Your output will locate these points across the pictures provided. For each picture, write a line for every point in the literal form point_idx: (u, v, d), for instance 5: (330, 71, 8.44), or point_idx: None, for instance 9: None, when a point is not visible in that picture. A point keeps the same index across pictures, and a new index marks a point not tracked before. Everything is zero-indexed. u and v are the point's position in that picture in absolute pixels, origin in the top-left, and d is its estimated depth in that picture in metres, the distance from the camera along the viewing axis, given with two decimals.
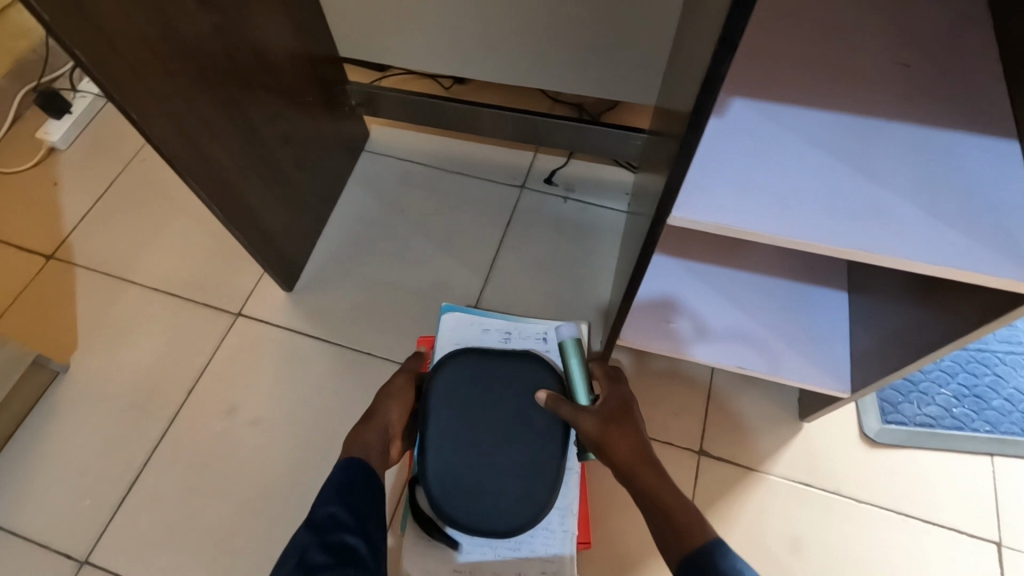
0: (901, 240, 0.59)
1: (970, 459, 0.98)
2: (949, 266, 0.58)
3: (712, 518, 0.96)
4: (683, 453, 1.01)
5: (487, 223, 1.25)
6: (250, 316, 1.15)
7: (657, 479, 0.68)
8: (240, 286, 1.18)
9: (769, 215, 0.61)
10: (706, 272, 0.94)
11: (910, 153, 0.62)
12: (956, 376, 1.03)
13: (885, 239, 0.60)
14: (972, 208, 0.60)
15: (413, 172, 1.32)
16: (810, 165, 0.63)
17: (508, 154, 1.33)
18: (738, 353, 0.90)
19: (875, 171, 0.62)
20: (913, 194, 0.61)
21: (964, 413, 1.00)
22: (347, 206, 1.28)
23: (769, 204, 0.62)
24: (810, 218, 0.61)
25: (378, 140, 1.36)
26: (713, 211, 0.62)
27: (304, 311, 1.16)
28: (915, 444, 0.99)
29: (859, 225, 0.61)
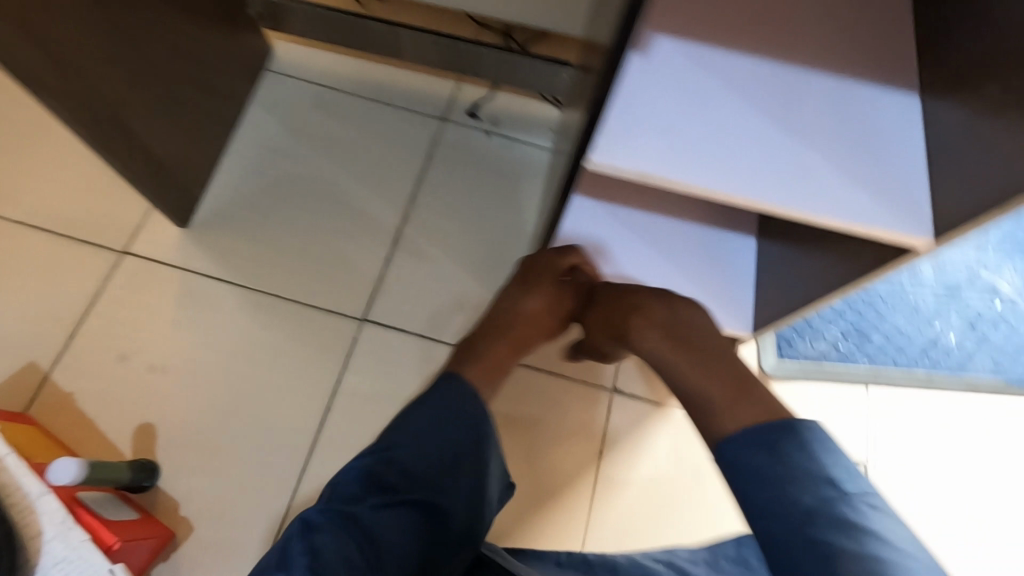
0: (823, 205, 0.59)
1: (851, 388, 1.06)
2: (848, 220, 0.58)
3: (620, 452, 1.01)
4: (597, 392, 1.03)
5: (404, 156, 1.17)
6: (139, 253, 1.02)
7: (650, 346, 0.69)
8: (125, 218, 1.04)
9: (695, 163, 0.58)
10: (621, 196, 0.93)
11: (825, 111, 0.61)
12: (844, 314, 1.11)
13: (803, 196, 0.59)
14: (860, 152, 0.60)
15: (323, 96, 1.19)
16: (736, 121, 0.60)
17: (430, 81, 1.22)
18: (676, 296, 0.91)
19: (795, 127, 0.61)
20: (824, 153, 0.60)
21: (848, 348, 1.09)
22: (248, 130, 1.15)
23: (659, 146, 0.59)
24: (739, 176, 0.59)
25: (283, 59, 1.21)
26: (634, 159, 0.58)
27: (202, 247, 1.05)
28: (806, 377, 1.06)
29: (781, 179, 0.59)
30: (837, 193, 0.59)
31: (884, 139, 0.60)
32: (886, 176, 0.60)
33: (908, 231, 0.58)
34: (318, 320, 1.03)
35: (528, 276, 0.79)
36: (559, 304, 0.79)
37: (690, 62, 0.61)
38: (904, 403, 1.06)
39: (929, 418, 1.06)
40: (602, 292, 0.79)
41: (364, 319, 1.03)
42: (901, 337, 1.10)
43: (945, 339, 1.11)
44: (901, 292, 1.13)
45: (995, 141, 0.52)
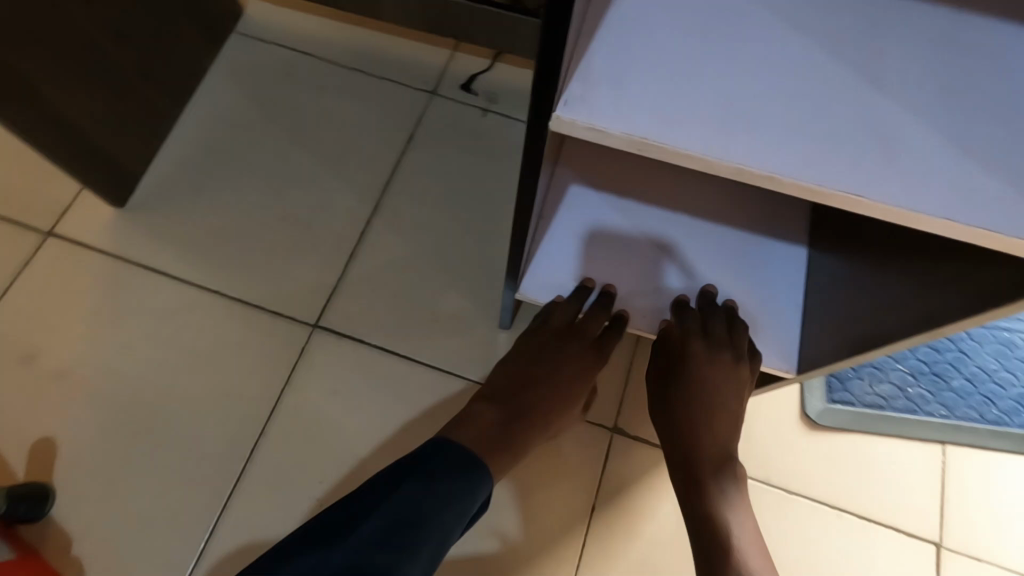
0: (928, 196, 0.36)
1: (921, 446, 0.84)
2: (973, 226, 0.35)
3: (617, 508, 0.81)
4: (592, 431, 0.83)
5: (382, 135, 0.99)
6: (67, 237, 0.89)
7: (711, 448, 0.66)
8: (56, 196, 0.91)
9: (713, 124, 0.37)
10: (626, 188, 0.76)
11: (935, 46, 0.38)
12: (915, 351, 0.88)
13: (897, 179, 0.37)
14: (996, 114, 0.37)
15: (296, 63, 1.03)
16: (797, 58, 0.38)
17: (421, 50, 1.04)
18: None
19: (892, 71, 0.38)
20: (936, 114, 0.37)
21: (919, 394, 0.86)
22: (206, 101, 0.99)
23: (665, 91, 0.37)
24: (791, 143, 0.37)
25: (255, 21, 1.05)
26: (618, 117, 0.37)
27: (137, 233, 0.90)
28: (861, 428, 0.84)
29: (855, 154, 0.37)
30: (954, 177, 0.37)
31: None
32: None
33: None
34: (259, 324, 0.87)
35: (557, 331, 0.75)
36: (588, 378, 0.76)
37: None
38: (994, 471, 0.82)
39: None
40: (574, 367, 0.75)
41: (314, 327, 0.87)
42: (990, 385, 0.86)
43: None
44: (991, 326, 0.89)
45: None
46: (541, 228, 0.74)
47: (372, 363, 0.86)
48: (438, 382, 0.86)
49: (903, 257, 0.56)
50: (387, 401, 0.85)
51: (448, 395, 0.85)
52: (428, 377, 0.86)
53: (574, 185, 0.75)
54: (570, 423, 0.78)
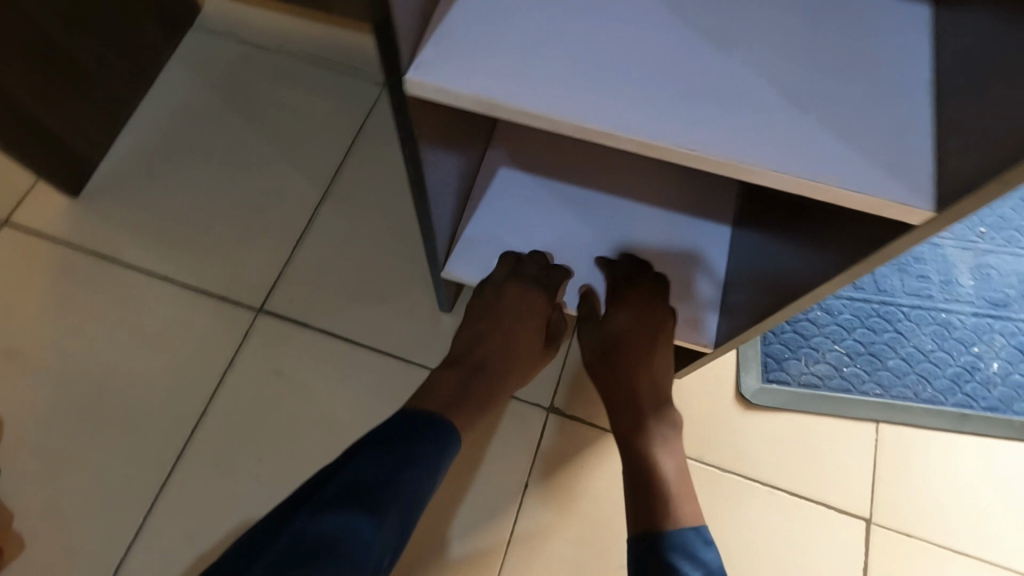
0: (764, 150, 0.37)
1: (854, 425, 0.85)
2: (805, 176, 0.37)
3: (552, 485, 0.82)
4: (530, 411, 0.85)
5: (333, 124, 1.01)
6: (21, 225, 0.91)
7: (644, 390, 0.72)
8: (12, 185, 0.93)
9: (557, 83, 0.38)
10: (551, 171, 0.77)
11: (776, 13, 0.40)
12: (852, 331, 0.89)
13: (734, 135, 0.37)
14: (831, 74, 0.38)
15: (250, 56, 1.05)
16: (641, 25, 0.40)
17: (374, 42, 1.06)
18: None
19: (732, 35, 0.39)
20: (774, 73, 0.38)
21: (854, 374, 0.87)
22: (162, 94, 1.02)
23: (515, 53, 0.39)
24: (633, 100, 0.38)
25: (212, 15, 1.07)
26: (467, 78, 0.38)
27: (90, 220, 0.93)
28: (795, 407, 0.85)
29: (693, 109, 0.38)
30: (790, 132, 0.37)
31: (865, 58, 0.39)
32: (874, 108, 0.38)
33: (901, 195, 0.36)
34: (206, 309, 0.89)
35: (501, 299, 0.73)
36: (539, 324, 0.75)
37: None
38: (924, 448, 0.84)
39: (951, 468, 0.83)
40: (526, 316, 0.74)
41: (260, 310, 0.89)
42: (925, 365, 0.87)
43: (984, 366, 0.87)
44: (928, 307, 0.90)
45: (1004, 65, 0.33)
46: (467, 212, 0.76)
47: (316, 346, 0.88)
48: (380, 364, 0.87)
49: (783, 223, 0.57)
50: (329, 383, 0.86)
51: (389, 376, 0.87)
52: (370, 359, 0.88)
53: (503, 168, 0.77)
54: (537, 366, 0.78)
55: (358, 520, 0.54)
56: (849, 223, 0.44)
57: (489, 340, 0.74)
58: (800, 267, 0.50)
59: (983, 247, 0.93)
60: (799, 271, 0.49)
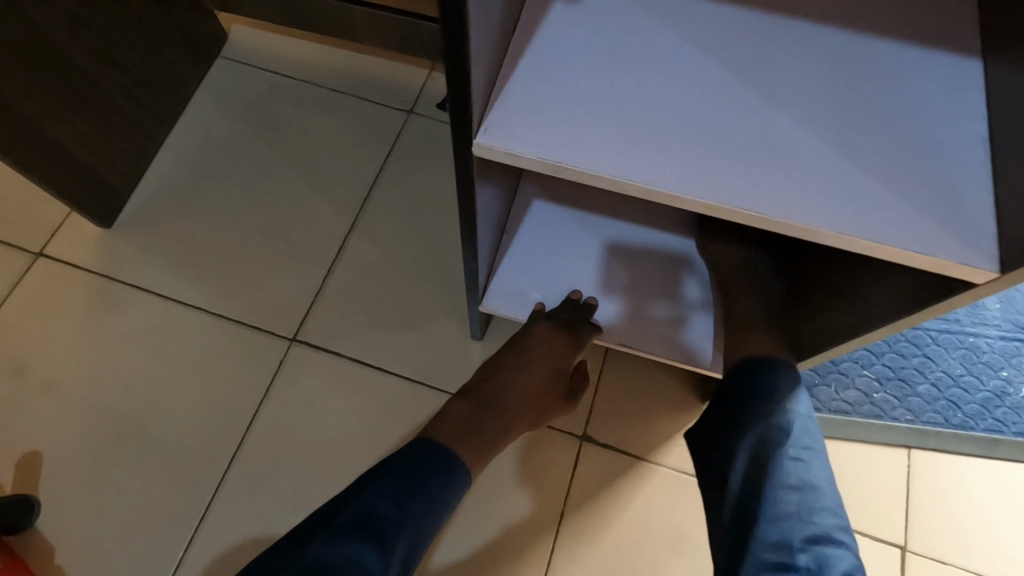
0: (824, 211, 0.38)
1: (886, 451, 0.85)
2: (864, 237, 0.38)
3: (586, 513, 0.83)
4: (562, 438, 0.86)
5: (360, 153, 1.02)
6: (56, 256, 0.92)
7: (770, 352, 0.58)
8: (46, 217, 0.95)
9: (621, 146, 0.39)
10: (586, 202, 0.78)
11: (830, 74, 0.41)
12: (881, 357, 0.89)
13: (794, 195, 0.39)
14: (886, 135, 0.40)
15: (277, 86, 1.06)
16: (699, 87, 0.41)
17: (398, 70, 1.08)
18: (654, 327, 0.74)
19: (787, 95, 0.41)
20: (829, 134, 0.40)
21: (884, 400, 0.87)
22: (191, 124, 1.03)
23: (579, 118, 0.40)
24: (693, 162, 0.39)
25: (239, 45, 1.09)
26: (534, 142, 0.39)
27: (123, 251, 0.94)
28: (826, 433, 0.85)
29: (753, 171, 0.39)
30: (847, 191, 0.39)
31: (917, 118, 0.40)
32: (928, 168, 0.39)
33: (959, 256, 0.37)
34: (239, 338, 0.89)
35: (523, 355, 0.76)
36: (559, 362, 0.76)
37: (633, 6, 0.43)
38: (957, 474, 0.84)
39: (984, 494, 0.83)
40: (548, 354, 0.76)
41: (293, 339, 0.90)
42: (955, 390, 0.88)
43: (1012, 391, 0.88)
44: (956, 331, 0.91)
45: None
46: (504, 244, 0.76)
47: (348, 375, 0.89)
48: (412, 392, 0.88)
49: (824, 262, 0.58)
50: (362, 412, 0.87)
51: (422, 404, 0.88)
52: (402, 387, 0.88)
53: (538, 201, 0.78)
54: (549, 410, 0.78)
55: (364, 546, 0.52)
56: (901, 274, 0.45)
57: (508, 375, 0.74)
58: (848, 311, 0.50)
59: None
60: (848, 315, 0.50)
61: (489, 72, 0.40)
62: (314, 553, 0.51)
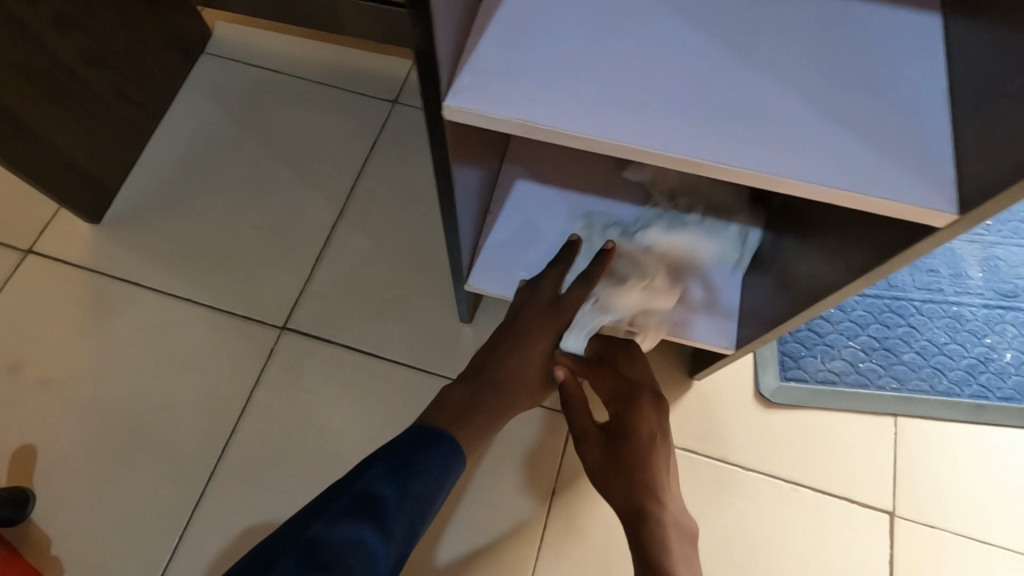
0: (793, 161, 0.39)
1: (873, 419, 0.86)
2: (833, 185, 0.38)
3: (579, 490, 0.84)
4: (553, 417, 0.86)
5: (346, 143, 1.03)
6: (46, 253, 0.93)
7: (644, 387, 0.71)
8: (34, 215, 0.95)
9: (592, 104, 0.40)
10: (570, 180, 0.78)
11: (795, 29, 0.42)
12: (867, 327, 0.90)
13: (763, 147, 0.39)
14: (852, 87, 0.40)
15: (262, 80, 1.07)
16: (668, 45, 0.41)
17: (382, 61, 1.08)
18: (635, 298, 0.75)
19: (755, 51, 0.41)
20: (797, 88, 0.40)
21: (871, 369, 0.88)
22: (177, 120, 1.04)
23: (550, 78, 0.40)
24: (661, 117, 0.40)
25: (222, 40, 1.10)
26: (506, 102, 0.40)
27: (113, 246, 0.94)
28: (814, 404, 0.86)
29: (723, 125, 0.40)
30: (815, 142, 0.39)
31: (882, 70, 0.41)
32: (892, 117, 0.40)
33: (924, 201, 0.37)
34: (230, 328, 0.90)
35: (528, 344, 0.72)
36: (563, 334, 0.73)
37: None
38: (944, 440, 0.85)
39: (970, 458, 0.84)
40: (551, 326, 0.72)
41: (284, 328, 0.90)
42: (940, 357, 0.89)
43: (997, 357, 0.89)
44: (940, 300, 0.92)
45: (1011, 74, 0.35)
46: (488, 223, 0.77)
47: (339, 361, 0.89)
48: (403, 377, 0.89)
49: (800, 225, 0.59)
50: (353, 397, 0.88)
51: (413, 388, 0.88)
52: (393, 372, 0.89)
53: (520, 179, 0.78)
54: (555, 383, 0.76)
55: (366, 527, 0.53)
56: (871, 227, 0.46)
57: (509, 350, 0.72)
58: (822, 269, 0.51)
59: (991, 239, 0.95)
60: (821, 274, 0.51)
61: (458, 34, 0.40)
62: (313, 534, 0.52)
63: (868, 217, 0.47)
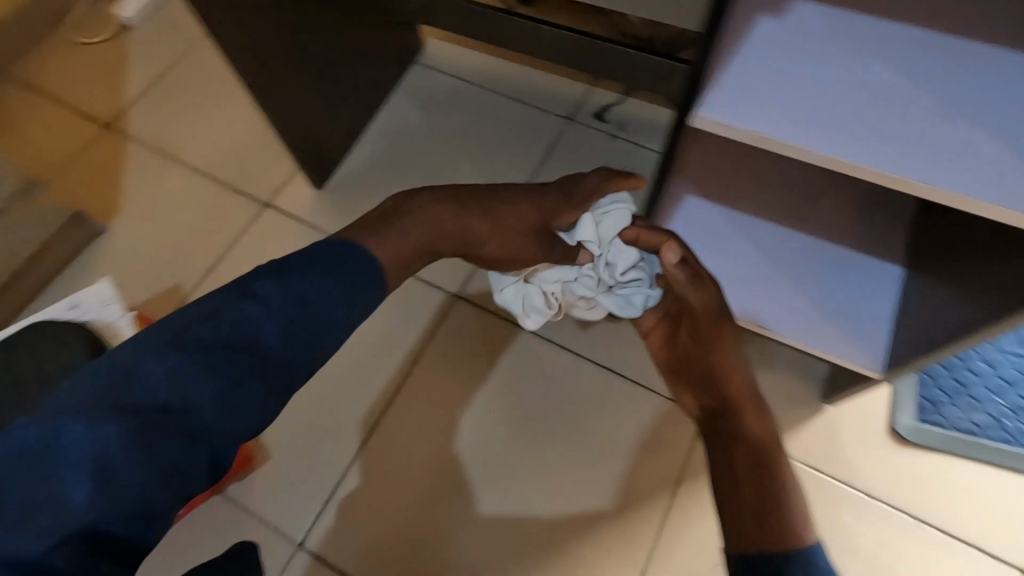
0: (990, 191, 0.47)
1: (1015, 478, 0.86)
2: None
3: (701, 484, 0.90)
4: (685, 414, 0.94)
5: (525, 150, 1.19)
6: (278, 207, 1.15)
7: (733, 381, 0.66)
8: (274, 175, 1.18)
9: (817, 128, 0.50)
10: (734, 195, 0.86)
11: (1003, 85, 0.50)
12: (1017, 386, 0.90)
13: (964, 176, 0.47)
14: None
15: (461, 90, 1.26)
16: (886, 89, 0.51)
17: (562, 83, 1.25)
18: (782, 299, 0.80)
19: (964, 100, 0.50)
20: (1000, 133, 0.48)
21: (1017, 428, 0.88)
22: (389, 115, 1.25)
23: (783, 106, 0.51)
24: (875, 146, 0.49)
25: (432, 54, 1.30)
26: (746, 120, 0.51)
27: (329, 208, 1.15)
28: (951, 450, 0.87)
29: (930, 155, 0.48)
30: (1013, 177, 0.47)
31: None
32: None
33: None
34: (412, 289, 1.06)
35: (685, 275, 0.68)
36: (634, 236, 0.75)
37: (830, 25, 0.54)
38: None
39: None
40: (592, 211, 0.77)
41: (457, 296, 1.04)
42: None
43: None
44: None
45: None
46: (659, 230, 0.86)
47: (497, 331, 1.02)
48: (552, 353, 1.00)
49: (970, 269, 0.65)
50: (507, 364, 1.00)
51: (560, 365, 1.00)
52: (543, 348, 1.01)
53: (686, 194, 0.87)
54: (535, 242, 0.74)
55: (251, 318, 0.51)
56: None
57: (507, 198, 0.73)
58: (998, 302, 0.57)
59: None
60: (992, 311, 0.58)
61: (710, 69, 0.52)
62: (193, 340, 0.49)
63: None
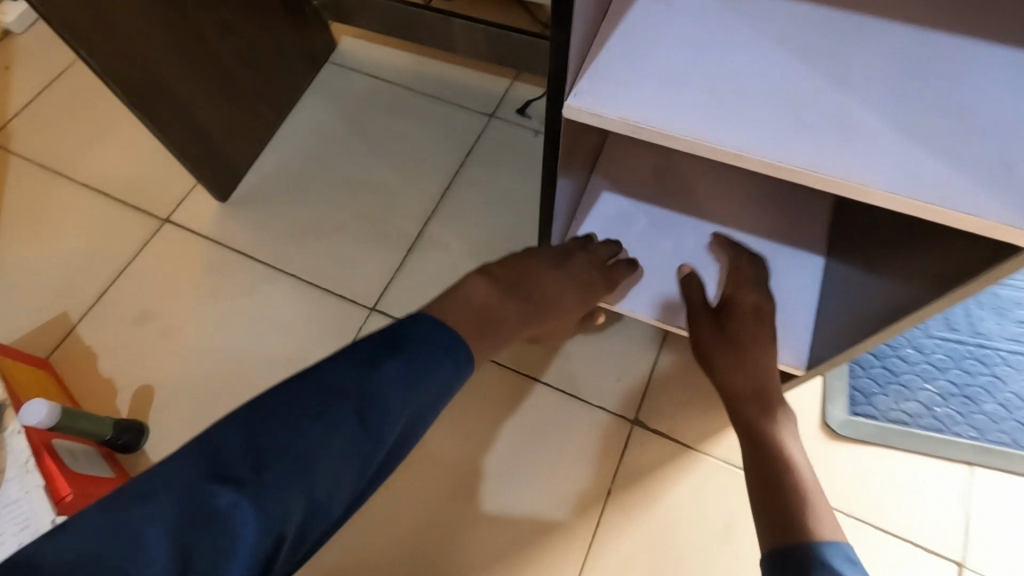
0: (876, 174, 0.42)
1: (948, 466, 0.84)
2: (917, 197, 0.42)
3: (634, 494, 0.84)
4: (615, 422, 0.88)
5: (445, 151, 1.13)
6: (179, 223, 1.06)
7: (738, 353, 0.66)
8: (174, 190, 1.09)
9: (693, 109, 0.45)
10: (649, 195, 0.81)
11: (891, 61, 0.46)
12: (946, 372, 0.88)
13: (857, 159, 0.43)
14: (941, 110, 0.44)
15: (377, 90, 1.19)
16: (763, 63, 0.46)
17: (484, 79, 1.19)
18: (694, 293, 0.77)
19: (851, 78, 0.45)
20: (883, 107, 0.44)
21: (948, 415, 0.86)
22: (301, 119, 1.16)
23: (656, 88, 0.46)
24: (754, 128, 0.44)
25: (347, 52, 1.23)
26: (620, 99, 0.45)
27: (237, 222, 1.07)
28: (884, 442, 0.85)
29: (811, 134, 0.44)
30: (897, 159, 0.43)
31: (979, 98, 0.44)
32: (982, 147, 0.42)
33: (1008, 219, 0.40)
34: (327, 308, 0.99)
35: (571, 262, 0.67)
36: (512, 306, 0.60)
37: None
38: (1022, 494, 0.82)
39: None
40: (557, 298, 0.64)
41: (373, 310, 0.99)
42: None
43: None
44: None
45: None
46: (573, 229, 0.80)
47: None
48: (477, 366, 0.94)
49: (885, 257, 0.61)
50: None
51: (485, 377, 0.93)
52: None
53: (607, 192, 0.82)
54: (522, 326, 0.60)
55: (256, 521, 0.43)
56: (936, 258, 0.51)
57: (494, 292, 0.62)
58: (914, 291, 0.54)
59: None
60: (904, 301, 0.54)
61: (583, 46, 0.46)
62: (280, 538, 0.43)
63: (936, 245, 0.53)
